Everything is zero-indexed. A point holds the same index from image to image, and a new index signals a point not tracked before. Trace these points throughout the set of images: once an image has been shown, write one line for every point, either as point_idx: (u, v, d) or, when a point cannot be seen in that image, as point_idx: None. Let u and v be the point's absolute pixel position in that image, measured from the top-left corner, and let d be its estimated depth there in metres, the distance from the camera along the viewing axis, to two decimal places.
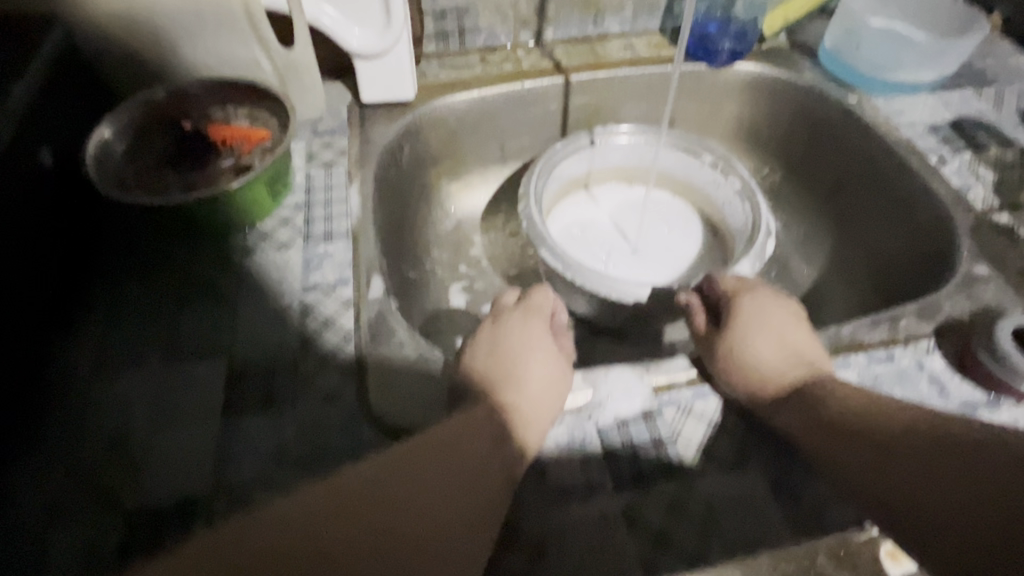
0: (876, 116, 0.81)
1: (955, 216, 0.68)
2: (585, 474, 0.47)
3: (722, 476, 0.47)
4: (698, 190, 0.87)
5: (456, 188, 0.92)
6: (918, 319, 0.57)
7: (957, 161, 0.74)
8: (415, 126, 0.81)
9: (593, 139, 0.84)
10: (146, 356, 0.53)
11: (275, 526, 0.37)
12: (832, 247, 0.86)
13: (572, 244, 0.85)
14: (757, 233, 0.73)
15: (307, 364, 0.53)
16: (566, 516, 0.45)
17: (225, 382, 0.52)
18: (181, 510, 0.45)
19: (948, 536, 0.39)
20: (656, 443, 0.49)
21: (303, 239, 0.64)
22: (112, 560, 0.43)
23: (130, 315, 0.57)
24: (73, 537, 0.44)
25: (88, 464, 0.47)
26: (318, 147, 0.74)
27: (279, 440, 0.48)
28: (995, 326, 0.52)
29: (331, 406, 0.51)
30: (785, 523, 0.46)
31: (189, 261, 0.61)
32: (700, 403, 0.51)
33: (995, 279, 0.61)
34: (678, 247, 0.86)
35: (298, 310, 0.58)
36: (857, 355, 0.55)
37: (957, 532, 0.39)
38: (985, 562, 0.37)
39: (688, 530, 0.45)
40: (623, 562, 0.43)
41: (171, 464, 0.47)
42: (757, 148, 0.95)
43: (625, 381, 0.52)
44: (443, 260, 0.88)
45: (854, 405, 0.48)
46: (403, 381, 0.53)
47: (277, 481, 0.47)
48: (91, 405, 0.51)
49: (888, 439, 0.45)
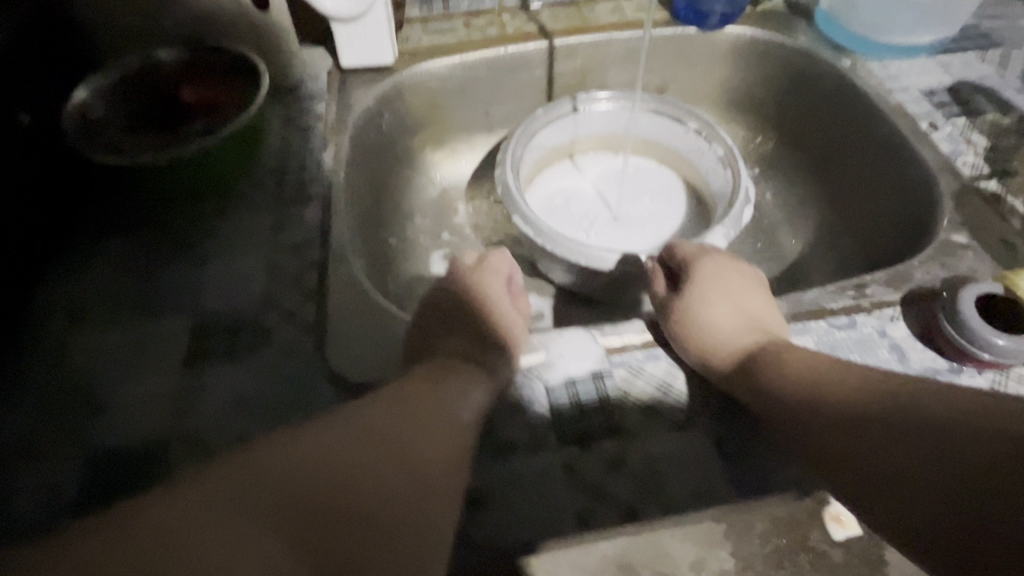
0: (871, 79, 0.77)
1: (941, 183, 0.66)
2: (529, 431, 0.48)
3: (666, 436, 0.48)
4: (683, 158, 0.85)
5: (441, 156, 0.92)
6: (887, 286, 0.56)
7: (950, 127, 0.71)
8: (395, 91, 0.81)
9: (575, 106, 0.82)
10: (115, 309, 0.56)
11: (276, 470, 0.41)
12: (821, 218, 0.84)
13: (553, 213, 0.85)
14: (735, 198, 0.72)
15: (268, 320, 0.55)
16: (506, 470, 0.46)
17: (188, 334, 0.54)
18: (140, 450, 0.48)
19: (904, 490, 0.42)
20: (603, 402, 0.49)
21: (274, 200, 0.65)
22: (74, 492, 0.46)
23: (100, 268, 0.59)
24: (43, 476, 0.47)
25: (55, 405, 0.51)
26: (296, 111, 0.74)
27: (233, 389, 0.51)
28: (961, 292, 0.51)
29: (286, 359, 0.53)
30: (727, 483, 0.46)
31: (162, 220, 0.62)
32: (651, 365, 0.51)
33: (974, 248, 0.59)
34: (660, 215, 0.85)
35: (263, 269, 0.59)
36: (817, 321, 0.55)
37: (912, 484, 0.42)
38: (940, 511, 0.40)
39: (626, 486, 0.45)
40: (557, 514, 0.44)
41: (133, 408, 0.50)
42: (750, 116, 0.93)
43: (577, 342, 0.52)
44: (425, 228, 0.88)
45: (805, 369, 0.49)
46: (360, 338, 0.54)
47: (229, 427, 0.49)
48: (61, 351, 0.54)
49: (834, 401, 0.47)
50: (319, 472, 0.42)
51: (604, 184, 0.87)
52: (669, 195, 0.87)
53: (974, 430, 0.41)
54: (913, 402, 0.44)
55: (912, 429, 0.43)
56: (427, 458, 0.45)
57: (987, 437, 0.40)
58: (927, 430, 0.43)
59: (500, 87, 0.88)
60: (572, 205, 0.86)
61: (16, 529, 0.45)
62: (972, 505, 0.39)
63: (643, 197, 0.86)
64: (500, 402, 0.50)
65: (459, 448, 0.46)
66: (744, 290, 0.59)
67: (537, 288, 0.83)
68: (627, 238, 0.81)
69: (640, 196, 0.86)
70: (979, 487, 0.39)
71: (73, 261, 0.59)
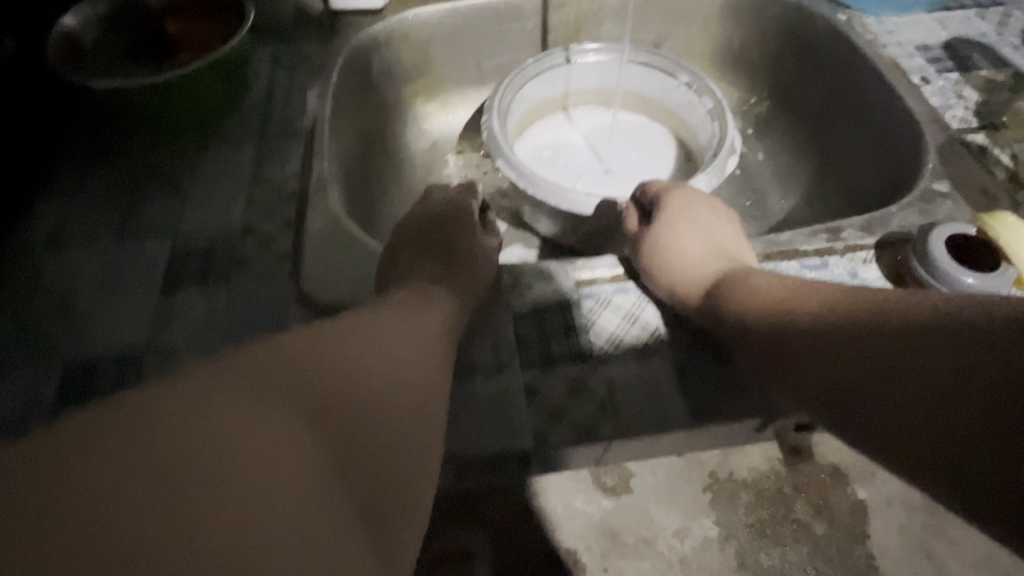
0: (866, 34, 0.76)
1: (927, 133, 0.65)
2: (494, 354, 0.51)
3: (626, 361, 0.50)
4: (674, 112, 0.84)
5: (433, 107, 0.91)
6: (862, 231, 0.57)
7: (942, 82, 0.71)
8: (386, 37, 0.81)
9: (567, 57, 0.81)
10: (100, 235, 0.59)
11: (274, 365, 0.38)
12: (809, 178, 0.84)
13: (542, 164, 0.85)
14: (721, 148, 0.71)
15: (247, 247, 0.58)
16: (469, 389, 0.49)
17: (169, 258, 0.57)
18: (119, 362, 0.51)
19: (876, 411, 0.38)
20: (569, 330, 0.51)
21: (258, 137, 0.67)
22: (55, 398, 0.49)
23: (89, 199, 0.62)
24: (22, 380, 0.50)
25: (40, 319, 0.54)
26: (285, 54, 0.77)
27: (210, 309, 0.53)
28: (931, 232, 0.51)
29: (263, 283, 0.55)
30: (680, 405, 0.49)
31: (145, 154, 0.66)
32: (620, 297, 0.53)
33: (953, 196, 0.59)
34: (647, 168, 0.85)
35: (244, 201, 0.62)
36: (789, 261, 0.56)
37: (882, 406, 0.38)
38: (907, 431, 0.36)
39: (584, 406, 0.48)
40: (516, 429, 0.47)
41: (113, 324, 0.53)
42: (745, 75, 0.92)
43: (548, 274, 0.54)
44: (415, 178, 0.88)
45: (773, 293, 0.48)
46: (334, 266, 0.55)
47: (204, 343, 0.51)
48: (48, 271, 0.57)
49: (808, 328, 0.44)
50: (308, 370, 0.38)
51: (594, 137, 0.87)
52: (657, 149, 0.87)
53: (925, 330, 0.37)
54: (871, 314, 0.41)
55: (869, 339, 0.40)
56: (423, 379, 0.43)
57: (942, 331, 0.36)
58: (883, 337, 0.39)
59: (492, 38, 0.87)
60: (560, 157, 0.86)
61: None
62: (926, 406, 0.35)
63: (630, 150, 0.87)
64: (467, 329, 0.52)
65: (445, 377, 0.45)
66: (718, 222, 0.58)
67: (522, 240, 0.83)
68: (613, 188, 0.81)
69: (628, 149, 0.87)
70: (931, 387, 0.35)
71: (59, 188, 0.63)
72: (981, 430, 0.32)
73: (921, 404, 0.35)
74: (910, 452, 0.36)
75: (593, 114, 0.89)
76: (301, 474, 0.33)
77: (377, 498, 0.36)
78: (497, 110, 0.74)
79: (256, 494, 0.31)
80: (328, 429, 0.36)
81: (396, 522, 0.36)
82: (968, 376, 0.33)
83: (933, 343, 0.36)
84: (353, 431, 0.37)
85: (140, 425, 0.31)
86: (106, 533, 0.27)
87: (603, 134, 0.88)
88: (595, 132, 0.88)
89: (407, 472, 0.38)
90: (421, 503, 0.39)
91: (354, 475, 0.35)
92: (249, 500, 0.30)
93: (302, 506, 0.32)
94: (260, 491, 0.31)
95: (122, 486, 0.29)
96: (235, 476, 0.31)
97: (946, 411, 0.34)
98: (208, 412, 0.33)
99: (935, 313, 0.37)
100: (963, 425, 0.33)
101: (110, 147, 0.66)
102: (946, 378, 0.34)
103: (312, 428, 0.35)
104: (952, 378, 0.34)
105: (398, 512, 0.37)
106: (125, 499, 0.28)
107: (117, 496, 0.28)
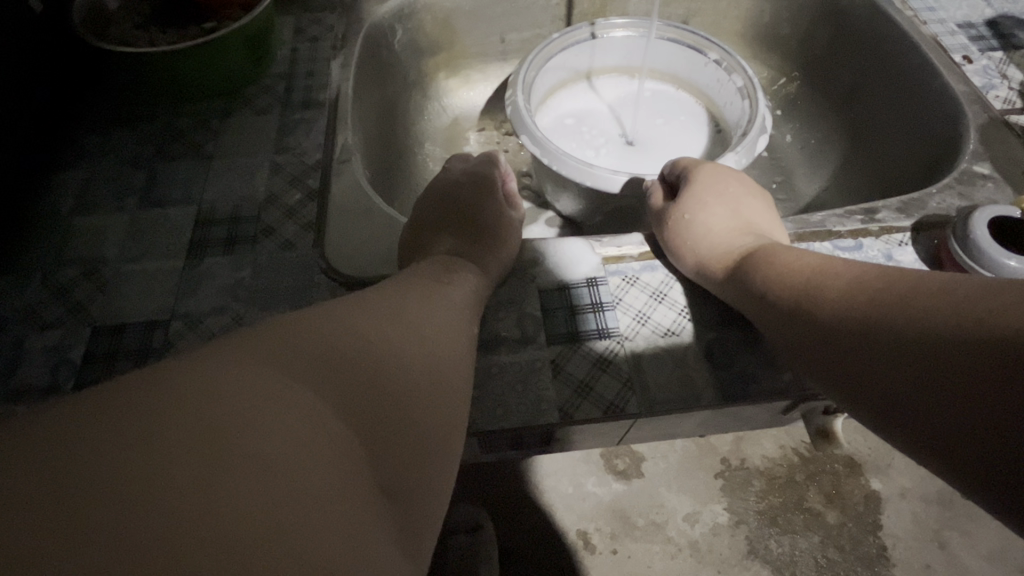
0: (907, 10, 0.74)
1: (969, 113, 0.63)
2: (521, 329, 0.52)
3: (653, 338, 0.51)
4: (703, 87, 0.82)
5: (455, 83, 0.91)
6: (898, 213, 0.56)
7: (985, 60, 0.69)
8: (410, 8, 0.78)
9: (593, 32, 0.79)
10: (125, 202, 0.59)
11: (319, 325, 0.38)
12: (838, 158, 0.82)
13: (565, 135, 0.83)
14: (750, 127, 0.67)
15: (271, 216, 0.58)
16: (497, 360, 0.50)
17: (193, 223, 0.58)
18: (145, 325, 0.51)
19: (885, 393, 0.36)
20: (596, 305, 0.53)
21: (282, 106, 0.68)
22: (79, 359, 0.49)
23: (113, 164, 0.63)
24: (47, 340, 0.50)
25: (63, 280, 0.54)
26: (307, 23, 0.77)
27: (236, 276, 0.54)
28: (974, 214, 0.50)
29: (287, 253, 0.55)
30: (709, 386, 0.49)
31: (170, 121, 0.67)
32: (647, 275, 0.55)
33: (995, 179, 0.58)
34: (674, 140, 0.82)
35: (269, 169, 0.62)
36: (822, 242, 0.55)
37: (891, 387, 0.36)
38: (920, 413, 0.34)
39: (611, 383, 0.49)
40: (543, 403, 0.48)
41: (137, 288, 0.53)
42: (777, 54, 0.91)
43: (576, 250, 0.55)
44: (435, 154, 0.87)
45: (799, 266, 0.46)
46: (362, 235, 0.56)
47: (230, 309, 0.52)
48: (71, 233, 0.57)
49: (829, 302, 0.42)
50: (338, 349, 0.36)
51: (619, 109, 0.85)
52: (685, 121, 0.84)
53: (944, 314, 0.35)
54: (892, 294, 0.39)
55: (882, 322, 0.38)
56: (445, 365, 0.41)
57: (971, 320, 0.33)
58: (900, 317, 0.37)
59: (517, 11, 0.85)
60: (584, 126, 0.84)
61: (21, 385, 0.48)
62: (943, 387, 0.33)
63: (655, 120, 0.84)
64: (493, 302, 0.53)
65: (467, 363, 0.44)
66: (744, 197, 0.57)
67: (544, 218, 0.83)
68: (638, 160, 0.79)
69: (653, 119, 0.84)
70: (948, 366, 0.33)
71: (83, 152, 0.64)
72: (996, 406, 0.30)
73: (941, 384, 0.33)
74: (931, 442, 0.33)
75: (617, 85, 0.87)
76: (332, 456, 0.30)
77: (403, 485, 0.34)
78: (521, 82, 0.71)
79: (288, 472, 0.28)
80: (359, 410, 0.34)
81: (425, 504, 0.35)
82: (984, 356, 0.31)
83: (955, 324, 0.34)
84: (381, 413, 0.35)
85: (166, 399, 0.29)
86: (151, 493, 0.25)
87: (627, 104, 0.86)
88: (619, 103, 0.86)
89: (428, 462, 0.36)
90: (439, 497, 0.37)
91: (380, 460, 0.33)
92: (281, 477, 0.27)
93: (334, 486, 0.29)
94: (291, 469, 0.28)
95: (141, 462, 0.25)
96: (286, 435, 0.29)
97: (960, 390, 0.32)
98: (251, 367, 0.32)
99: (954, 298, 0.35)
100: (980, 404, 0.30)
101: (134, 113, 0.67)
102: (963, 360, 0.32)
103: (341, 409, 0.33)
104: (960, 360, 0.32)
105: (421, 502, 0.35)
106: (152, 469, 0.25)
107: (143, 465, 0.25)
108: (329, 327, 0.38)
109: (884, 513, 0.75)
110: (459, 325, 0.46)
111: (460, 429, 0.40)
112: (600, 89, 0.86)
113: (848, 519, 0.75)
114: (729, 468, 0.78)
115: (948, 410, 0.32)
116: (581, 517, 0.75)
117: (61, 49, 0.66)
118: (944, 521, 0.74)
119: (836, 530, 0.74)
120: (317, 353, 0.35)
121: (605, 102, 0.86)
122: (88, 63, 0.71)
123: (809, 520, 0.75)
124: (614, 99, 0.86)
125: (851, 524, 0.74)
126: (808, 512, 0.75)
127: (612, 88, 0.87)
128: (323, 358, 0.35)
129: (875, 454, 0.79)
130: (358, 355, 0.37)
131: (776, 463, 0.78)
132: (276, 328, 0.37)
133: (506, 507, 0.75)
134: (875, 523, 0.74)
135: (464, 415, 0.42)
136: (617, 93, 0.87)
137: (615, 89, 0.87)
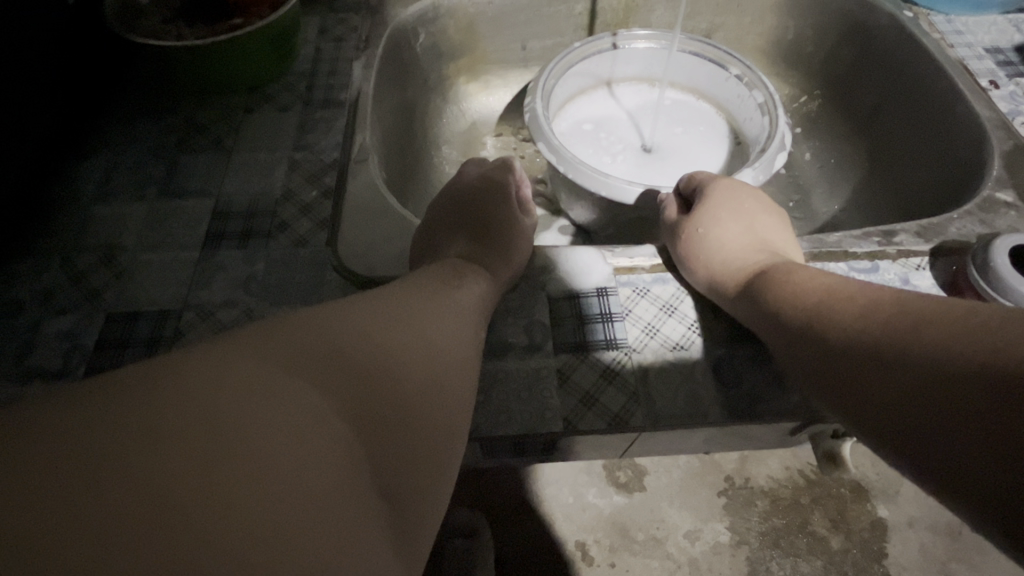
0: (933, 32, 0.73)
1: (993, 139, 0.62)
2: (528, 336, 0.52)
3: (661, 351, 0.51)
4: (724, 100, 0.82)
5: (474, 87, 0.91)
6: (916, 237, 0.56)
7: (1013, 86, 0.68)
8: (433, 12, 0.79)
9: (615, 42, 0.79)
10: (145, 192, 0.60)
11: (325, 323, 0.37)
12: (857, 178, 0.81)
13: (583, 140, 0.82)
14: (770, 144, 0.67)
15: (287, 211, 0.59)
16: (503, 366, 0.50)
17: (210, 215, 0.58)
18: (158, 314, 0.52)
19: (890, 415, 0.36)
20: (605, 316, 0.52)
21: (303, 104, 0.69)
22: (92, 344, 0.50)
23: (136, 154, 0.64)
24: (61, 324, 0.51)
25: (80, 265, 0.55)
26: (332, 23, 0.78)
27: (249, 270, 0.54)
28: (994, 242, 0.49)
29: (300, 249, 0.56)
30: (716, 403, 0.48)
31: (193, 113, 0.68)
32: (658, 287, 0.55)
33: (1018, 207, 0.57)
34: (692, 151, 0.81)
35: (287, 165, 0.63)
36: (837, 263, 0.55)
37: (897, 411, 0.36)
38: (924, 439, 0.34)
39: (616, 394, 0.49)
40: (547, 411, 0.48)
41: (152, 277, 0.54)
42: (799, 71, 0.90)
43: (587, 259, 0.55)
44: (451, 157, 0.88)
45: (813, 286, 0.46)
46: (376, 234, 0.56)
47: (241, 302, 0.52)
48: (90, 219, 0.58)
49: (841, 324, 0.42)
50: (342, 349, 0.36)
51: (637, 117, 0.85)
52: (704, 132, 0.83)
53: (954, 342, 0.34)
54: (907, 319, 0.38)
55: (894, 348, 0.37)
56: (450, 366, 0.41)
57: (981, 350, 0.32)
58: (909, 343, 0.37)
59: (539, 19, 0.86)
60: (601, 132, 0.83)
61: (33, 368, 0.48)
62: (953, 412, 0.32)
63: (673, 130, 0.84)
64: (502, 308, 0.53)
65: (472, 366, 0.44)
66: (760, 213, 0.56)
67: (556, 226, 0.83)
68: (655, 169, 0.78)
69: (672, 128, 0.84)
70: (957, 393, 0.32)
71: (108, 141, 0.65)
72: (1004, 433, 0.29)
73: (949, 410, 0.32)
74: (934, 469, 0.33)
75: (637, 93, 0.87)
76: (331, 457, 0.30)
77: (402, 488, 0.34)
78: (541, 90, 0.71)
79: (286, 474, 0.28)
80: (360, 412, 0.33)
81: (422, 508, 0.35)
82: (991, 387, 0.31)
83: (966, 351, 0.33)
84: (383, 415, 0.35)
85: (169, 390, 0.28)
86: (150, 487, 0.24)
87: (646, 112, 0.85)
88: (638, 111, 0.86)
89: (427, 464, 0.36)
90: (436, 502, 0.37)
91: (380, 461, 0.33)
92: (282, 477, 0.27)
93: (331, 488, 0.29)
94: (291, 470, 0.28)
95: (141, 454, 0.25)
96: (289, 433, 0.29)
97: (970, 417, 0.31)
98: (255, 363, 0.32)
99: (969, 327, 0.34)
100: (988, 432, 0.30)
101: (159, 105, 0.69)
102: (969, 390, 0.32)
103: (343, 409, 0.33)
104: (965, 389, 0.32)
105: (419, 506, 0.35)
106: (154, 463, 0.25)
107: (144, 457, 0.25)
108: (335, 325, 0.38)
109: (889, 541, 0.74)
110: (466, 326, 0.46)
111: (461, 432, 0.40)
112: (619, 96, 0.86)
113: (853, 546, 0.73)
114: (733, 486, 0.77)
115: (952, 438, 0.32)
116: (580, 528, 0.74)
117: (91, 40, 0.68)
118: (952, 553, 0.73)
119: (839, 556, 0.73)
120: (321, 351, 0.35)
121: (624, 109, 0.85)
122: (117, 54, 0.72)
123: (812, 545, 0.73)
124: (633, 106, 0.86)
125: (856, 551, 0.73)
126: (812, 536, 0.74)
127: (632, 96, 0.87)
128: (329, 357, 0.35)
129: (884, 481, 0.77)
130: (363, 354, 0.36)
131: (781, 485, 0.77)
132: (281, 324, 0.36)
133: (506, 514, 0.75)
134: (881, 551, 0.73)
135: (467, 417, 0.42)
136: (636, 101, 0.87)
137: (634, 97, 0.87)
